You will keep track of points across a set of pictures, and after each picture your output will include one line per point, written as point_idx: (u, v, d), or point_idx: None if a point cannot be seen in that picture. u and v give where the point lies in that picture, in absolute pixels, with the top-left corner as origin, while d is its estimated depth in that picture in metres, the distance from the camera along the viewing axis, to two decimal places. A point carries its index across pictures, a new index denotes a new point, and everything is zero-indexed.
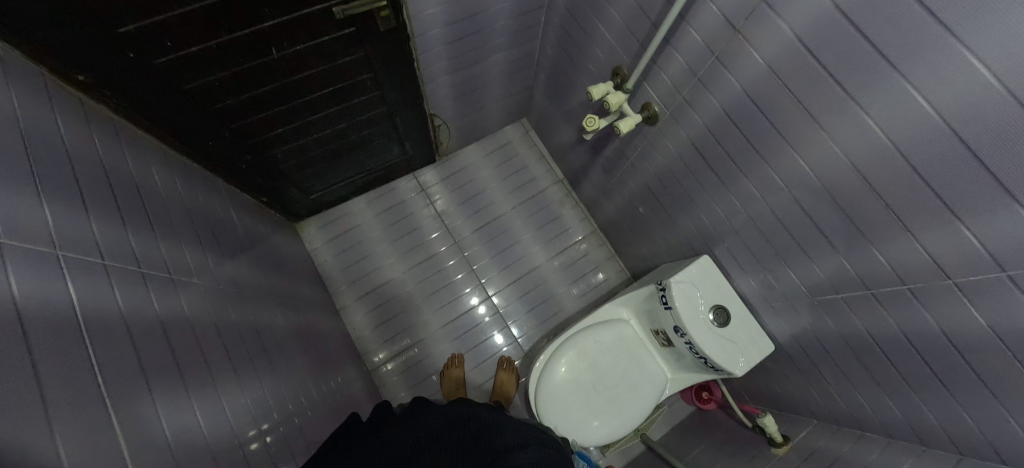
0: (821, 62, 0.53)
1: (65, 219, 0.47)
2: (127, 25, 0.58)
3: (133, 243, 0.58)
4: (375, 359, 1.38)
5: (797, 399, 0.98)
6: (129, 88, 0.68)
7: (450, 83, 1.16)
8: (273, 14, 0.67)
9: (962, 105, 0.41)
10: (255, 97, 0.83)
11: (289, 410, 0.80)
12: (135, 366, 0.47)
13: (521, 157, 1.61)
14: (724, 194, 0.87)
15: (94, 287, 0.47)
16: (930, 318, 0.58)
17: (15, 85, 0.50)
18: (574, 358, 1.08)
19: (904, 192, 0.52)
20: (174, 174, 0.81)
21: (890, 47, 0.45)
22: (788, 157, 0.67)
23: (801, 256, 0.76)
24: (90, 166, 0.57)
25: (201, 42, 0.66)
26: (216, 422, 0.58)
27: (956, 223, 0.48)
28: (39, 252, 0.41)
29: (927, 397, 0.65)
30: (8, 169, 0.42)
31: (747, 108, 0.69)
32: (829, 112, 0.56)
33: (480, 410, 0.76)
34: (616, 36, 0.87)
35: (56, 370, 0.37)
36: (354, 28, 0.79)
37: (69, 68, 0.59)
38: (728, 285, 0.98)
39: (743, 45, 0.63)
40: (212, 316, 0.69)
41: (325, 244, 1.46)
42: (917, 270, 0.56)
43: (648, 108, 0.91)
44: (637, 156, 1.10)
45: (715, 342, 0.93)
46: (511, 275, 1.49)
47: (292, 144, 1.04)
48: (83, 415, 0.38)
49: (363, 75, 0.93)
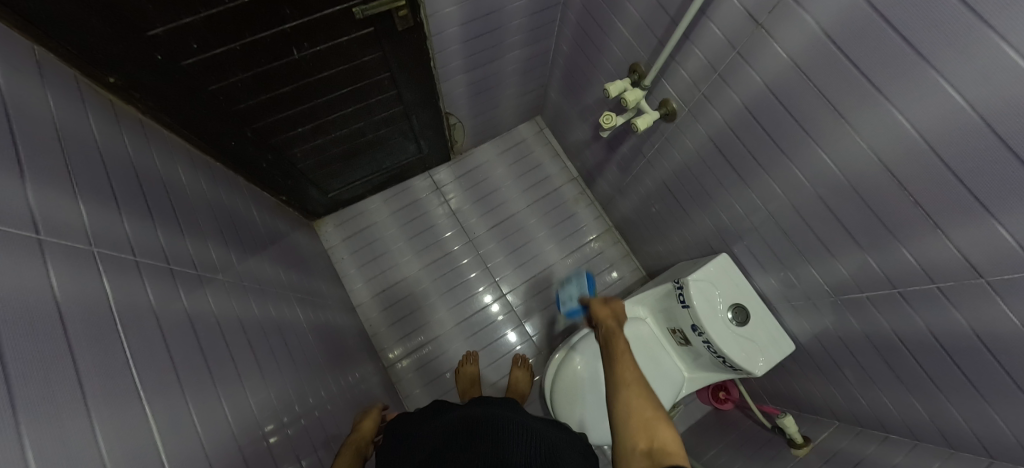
0: (846, 55, 0.52)
1: (99, 216, 0.49)
2: (155, 28, 0.60)
3: (162, 240, 0.60)
4: (391, 356, 1.39)
5: (818, 399, 0.96)
6: (156, 92, 0.69)
7: (465, 82, 1.16)
8: (295, 15, 0.68)
9: (999, 98, 0.40)
10: (275, 97, 0.84)
11: (310, 403, 0.82)
12: (166, 359, 0.48)
13: (535, 156, 1.61)
14: (744, 191, 0.85)
15: (128, 283, 0.48)
16: (960, 318, 0.57)
17: (50, 88, 0.51)
18: (589, 356, 1.08)
19: (936, 188, 0.51)
20: (198, 173, 0.82)
21: (922, 40, 0.44)
22: (812, 153, 0.65)
23: (823, 254, 0.75)
24: (121, 166, 0.58)
25: (224, 44, 0.67)
26: (243, 414, 0.59)
27: (990, 219, 0.46)
28: (77, 250, 0.43)
29: (955, 398, 0.63)
30: (43, 169, 0.43)
31: (769, 104, 0.68)
32: (856, 107, 0.55)
33: (526, 418, 0.74)
34: (634, 32, 0.86)
35: (95, 364, 0.38)
36: (373, 28, 0.79)
37: (99, 70, 0.61)
38: (747, 283, 0.97)
39: (766, 40, 0.62)
40: (237, 312, 0.70)
41: (342, 242, 1.48)
42: (947, 269, 0.55)
43: (666, 105, 0.90)
44: (653, 153, 1.09)
45: (733, 341, 0.92)
46: (525, 273, 1.48)
47: (311, 143, 1.06)
48: (121, 406, 0.39)
49: (381, 75, 0.94)
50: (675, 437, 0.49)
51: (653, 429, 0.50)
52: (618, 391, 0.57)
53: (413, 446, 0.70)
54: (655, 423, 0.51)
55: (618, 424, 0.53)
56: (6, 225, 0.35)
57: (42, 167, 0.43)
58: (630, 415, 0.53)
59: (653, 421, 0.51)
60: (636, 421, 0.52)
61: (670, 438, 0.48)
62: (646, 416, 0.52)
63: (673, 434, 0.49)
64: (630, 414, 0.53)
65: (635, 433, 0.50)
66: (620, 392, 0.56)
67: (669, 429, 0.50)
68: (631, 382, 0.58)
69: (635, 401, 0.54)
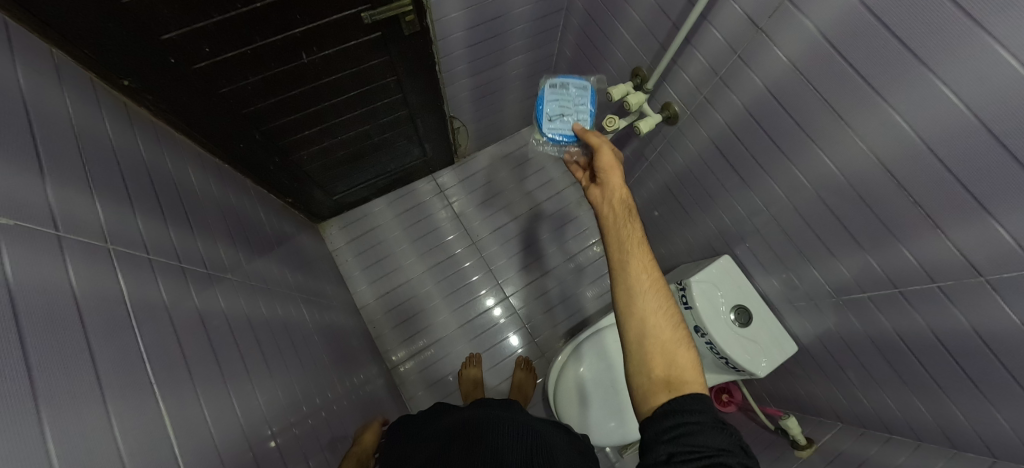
0: (845, 58, 0.54)
1: (114, 214, 0.50)
2: (170, 32, 0.61)
3: (174, 239, 0.60)
4: (394, 358, 1.39)
5: (821, 400, 0.96)
6: (169, 94, 0.71)
7: (469, 86, 1.17)
8: (305, 20, 0.70)
9: (994, 99, 0.41)
10: (284, 100, 0.86)
11: (316, 403, 0.82)
12: (179, 355, 0.49)
13: (538, 159, 1.62)
14: (746, 193, 0.86)
15: (142, 279, 0.49)
16: (961, 316, 0.57)
17: (67, 90, 0.52)
18: (592, 357, 1.09)
19: (934, 187, 0.52)
20: (207, 174, 0.84)
21: (918, 43, 0.45)
22: (812, 154, 0.67)
23: (825, 255, 0.76)
24: (135, 166, 0.59)
25: (236, 48, 0.69)
26: (251, 411, 0.59)
27: (988, 218, 0.47)
28: (94, 247, 0.44)
29: (957, 397, 0.63)
30: (61, 168, 0.44)
31: (769, 106, 0.69)
32: (855, 109, 0.56)
33: (527, 418, 0.75)
34: (637, 37, 0.88)
35: (111, 357, 0.39)
36: (380, 33, 0.81)
37: (114, 73, 0.62)
38: (749, 284, 0.98)
39: (766, 43, 0.63)
40: (246, 311, 0.71)
41: (347, 244, 1.49)
42: (947, 268, 0.56)
43: (669, 108, 0.92)
44: (656, 156, 1.11)
45: (736, 342, 0.92)
46: (528, 275, 1.49)
47: (318, 146, 1.07)
48: (136, 400, 0.40)
49: (387, 79, 0.95)
50: (692, 360, 0.53)
51: (671, 355, 0.53)
52: (635, 315, 0.57)
53: (418, 448, 0.70)
54: (673, 347, 0.54)
55: (635, 349, 0.55)
56: (27, 222, 0.36)
57: (60, 166, 0.44)
58: (647, 339, 0.55)
59: (669, 346, 0.54)
60: (657, 347, 0.54)
61: (687, 364, 0.52)
62: (665, 341, 0.54)
63: (688, 356, 0.53)
64: (647, 341, 0.55)
65: (653, 360, 0.53)
66: (639, 314, 0.57)
67: (685, 350, 0.54)
68: (648, 292, 0.58)
69: (654, 325, 0.56)
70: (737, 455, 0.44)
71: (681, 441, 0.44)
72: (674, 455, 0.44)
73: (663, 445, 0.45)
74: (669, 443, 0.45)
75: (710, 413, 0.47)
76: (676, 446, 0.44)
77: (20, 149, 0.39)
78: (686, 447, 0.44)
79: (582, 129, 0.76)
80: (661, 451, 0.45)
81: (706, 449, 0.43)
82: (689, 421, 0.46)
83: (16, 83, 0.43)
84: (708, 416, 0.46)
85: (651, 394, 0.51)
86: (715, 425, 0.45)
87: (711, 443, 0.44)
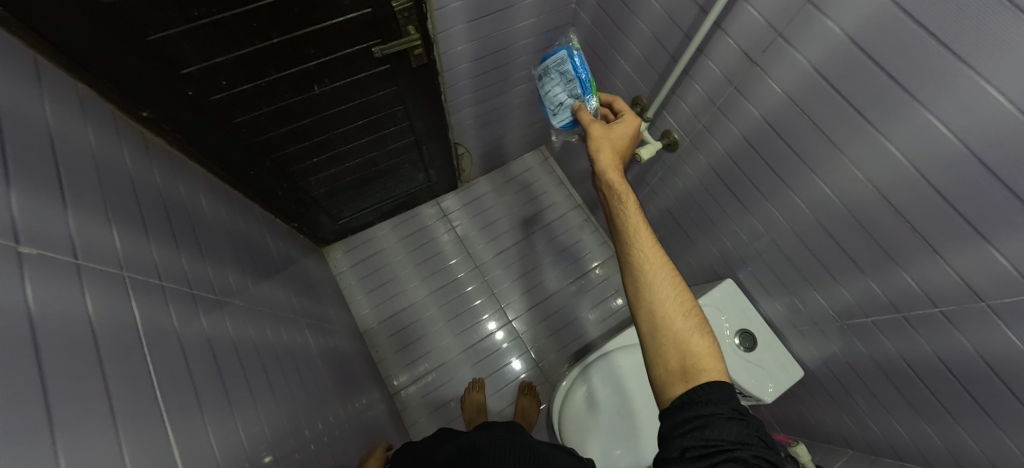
0: (839, 91, 0.56)
1: (129, 241, 0.51)
2: (189, 66, 0.64)
3: (185, 265, 0.61)
4: (396, 383, 1.37)
5: (829, 426, 0.95)
6: (185, 124, 0.73)
7: (474, 114, 1.21)
8: (318, 54, 0.73)
9: (984, 131, 0.43)
10: (295, 129, 0.88)
11: (318, 429, 0.80)
12: (187, 382, 0.49)
13: (540, 183, 1.65)
14: (746, 218, 0.88)
15: (153, 305, 0.50)
16: (964, 341, 0.58)
17: (90, 121, 0.55)
18: (600, 380, 1.08)
19: (931, 215, 0.53)
20: (217, 199, 0.85)
21: (909, 78, 0.47)
22: (809, 181, 0.69)
23: (828, 280, 0.76)
24: (151, 194, 0.61)
25: (252, 81, 0.72)
26: (255, 438, 0.59)
27: (987, 245, 0.49)
28: (109, 275, 0.44)
29: (967, 423, 0.63)
30: (83, 199, 0.45)
31: (767, 134, 0.71)
32: (849, 138, 0.58)
33: (530, 441, 0.73)
34: (636, 68, 0.92)
35: (123, 384, 0.39)
36: (390, 65, 0.84)
37: (134, 104, 0.64)
38: (753, 309, 0.99)
39: (761, 75, 0.66)
40: (252, 337, 0.71)
41: (351, 268, 1.49)
42: (948, 293, 0.57)
43: (668, 135, 0.95)
44: (657, 181, 1.13)
45: (742, 367, 0.93)
46: (531, 299, 1.49)
47: (325, 172, 1.09)
48: (145, 430, 0.39)
49: (395, 108, 0.98)
50: (708, 347, 0.52)
51: (683, 344, 0.52)
52: (647, 305, 0.57)
53: None
54: (684, 337, 0.53)
55: (650, 340, 0.55)
56: (47, 250, 0.37)
57: (81, 196, 0.45)
58: (661, 330, 0.54)
59: (681, 336, 0.53)
60: (669, 338, 0.53)
61: (702, 352, 0.51)
62: (678, 331, 0.53)
63: (704, 344, 0.52)
64: (661, 332, 0.54)
65: (667, 352, 0.53)
66: (648, 306, 0.56)
67: (698, 338, 0.53)
68: (656, 282, 0.58)
69: (662, 316, 0.55)
70: (755, 446, 0.43)
71: (695, 434, 0.44)
72: (689, 449, 0.44)
73: (678, 438, 0.46)
74: (683, 436, 0.45)
75: (727, 403, 0.46)
76: (691, 439, 0.44)
77: (44, 180, 0.40)
78: (700, 441, 0.44)
79: (578, 107, 0.80)
80: (676, 445, 0.45)
81: (722, 442, 0.43)
82: (704, 414, 0.45)
83: (45, 120, 0.45)
84: (724, 407, 0.45)
85: (669, 385, 0.51)
86: (731, 416, 0.45)
87: (726, 436, 0.43)
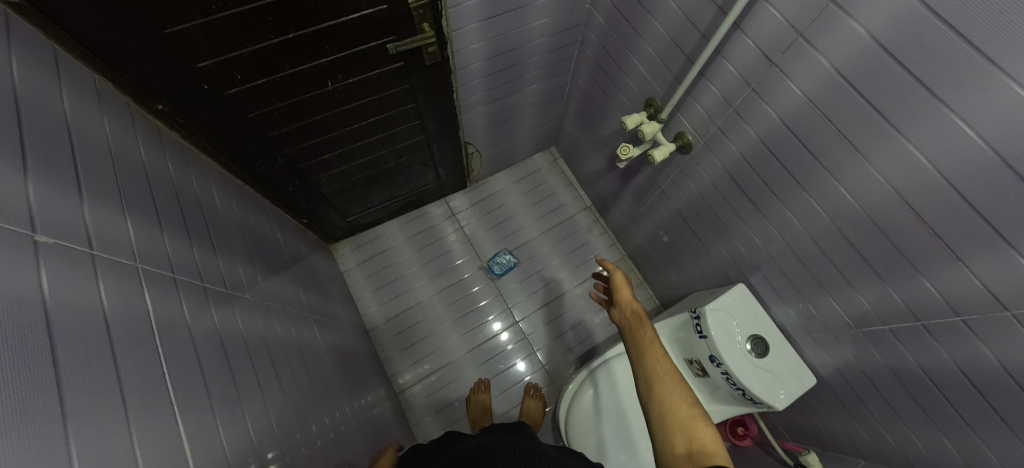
0: (861, 93, 0.55)
1: (143, 233, 0.51)
2: (206, 60, 0.64)
3: (197, 259, 0.61)
4: (401, 381, 1.37)
5: (841, 435, 0.94)
6: (199, 119, 0.73)
7: (485, 113, 1.21)
8: (332, 50, 0.73)
9: (1013, 134, 0.42)
10: (307, 125, 0.88)
11: (325, 425, 0.80)
12: (198, 375, 0.49)
13: (550, 185, 1.64)
14: (761, 222, 0.87)
15: (166, 297, 0.50)
16: (987, 351, 0.56)
17: (107, 113, 0.55)
18: (605, 385, 1.07)
19: (955, 221, 0.52)
20: (230, 194, 0.85)
21: (934, 81, 0.46)
22: (828, 186, 0.67)
23: (844, 286, 0.75)
24: (164, 187, 0.61)
25: (266, 76, 0.72)
26: (263, 432, 0.59)
27: (1013, 252, 0.47)
28: (123, 266, 0.44)
29: (987, 435, 0.61)
30: (98, 189, 0.45)
31: (785, 137, 0.70)
32: (871, 142, 0.57)
33: (540, 445, 0.73)
34: (650, 69, 0.91)
35: (135, 376, 0.39)
36: (403, 63, 0.84)
37: (150, 98, 0.65)
38: (765, 314, 0.97)
39: (780, 77, 0.65)
40: (262, 331, 0.71)
41: (358, 265, 1.49)
42: (970, 302, 0.55)
43: (682, 137, 0.94)
44: (668, 184, 1.12)
45: (753, 373, 0.91)
46: (538, 300, 1.48)
47: (336, 169, 1.09)
48: (156, 422, 0.39)
49: (407, 105, 0.98)
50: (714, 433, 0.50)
51: (689, 428, 0.50)
52: (651, 393, 0.56)
53: None
54: (689, 421, 0.51)
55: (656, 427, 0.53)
56: (64, 240, 0.37)
57: (96, 186, 0.45)
58: (665, 416, 0.53)
59: (686, 420, 0.51)
60: (674, 423, 0.51)
61: (709, 438, 0.49)
62: (683, 416, 0.52)
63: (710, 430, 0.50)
64: (666, 418, 0.52)
65: (673, 435, 0.50)
66: (656, 393, 0.55)
67: (704, 423, 0.51)
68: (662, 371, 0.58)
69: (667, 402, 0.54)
70: None
71: None
72: None
73: None
74: None
75: None
76: None
77: (60, 169, 0.40)
78: None
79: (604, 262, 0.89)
80: None
81: None
82: None
83: (62, 110, 0.45)
84: None
85: None
86: None
87: None
